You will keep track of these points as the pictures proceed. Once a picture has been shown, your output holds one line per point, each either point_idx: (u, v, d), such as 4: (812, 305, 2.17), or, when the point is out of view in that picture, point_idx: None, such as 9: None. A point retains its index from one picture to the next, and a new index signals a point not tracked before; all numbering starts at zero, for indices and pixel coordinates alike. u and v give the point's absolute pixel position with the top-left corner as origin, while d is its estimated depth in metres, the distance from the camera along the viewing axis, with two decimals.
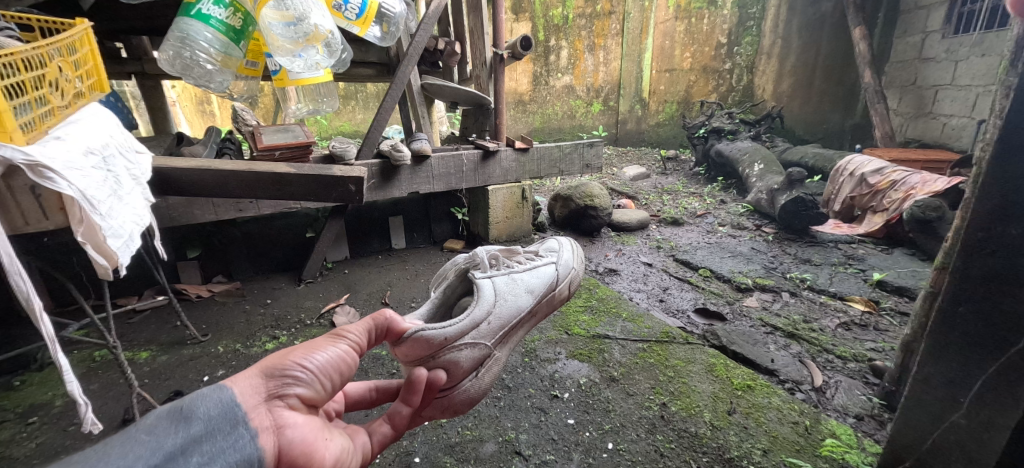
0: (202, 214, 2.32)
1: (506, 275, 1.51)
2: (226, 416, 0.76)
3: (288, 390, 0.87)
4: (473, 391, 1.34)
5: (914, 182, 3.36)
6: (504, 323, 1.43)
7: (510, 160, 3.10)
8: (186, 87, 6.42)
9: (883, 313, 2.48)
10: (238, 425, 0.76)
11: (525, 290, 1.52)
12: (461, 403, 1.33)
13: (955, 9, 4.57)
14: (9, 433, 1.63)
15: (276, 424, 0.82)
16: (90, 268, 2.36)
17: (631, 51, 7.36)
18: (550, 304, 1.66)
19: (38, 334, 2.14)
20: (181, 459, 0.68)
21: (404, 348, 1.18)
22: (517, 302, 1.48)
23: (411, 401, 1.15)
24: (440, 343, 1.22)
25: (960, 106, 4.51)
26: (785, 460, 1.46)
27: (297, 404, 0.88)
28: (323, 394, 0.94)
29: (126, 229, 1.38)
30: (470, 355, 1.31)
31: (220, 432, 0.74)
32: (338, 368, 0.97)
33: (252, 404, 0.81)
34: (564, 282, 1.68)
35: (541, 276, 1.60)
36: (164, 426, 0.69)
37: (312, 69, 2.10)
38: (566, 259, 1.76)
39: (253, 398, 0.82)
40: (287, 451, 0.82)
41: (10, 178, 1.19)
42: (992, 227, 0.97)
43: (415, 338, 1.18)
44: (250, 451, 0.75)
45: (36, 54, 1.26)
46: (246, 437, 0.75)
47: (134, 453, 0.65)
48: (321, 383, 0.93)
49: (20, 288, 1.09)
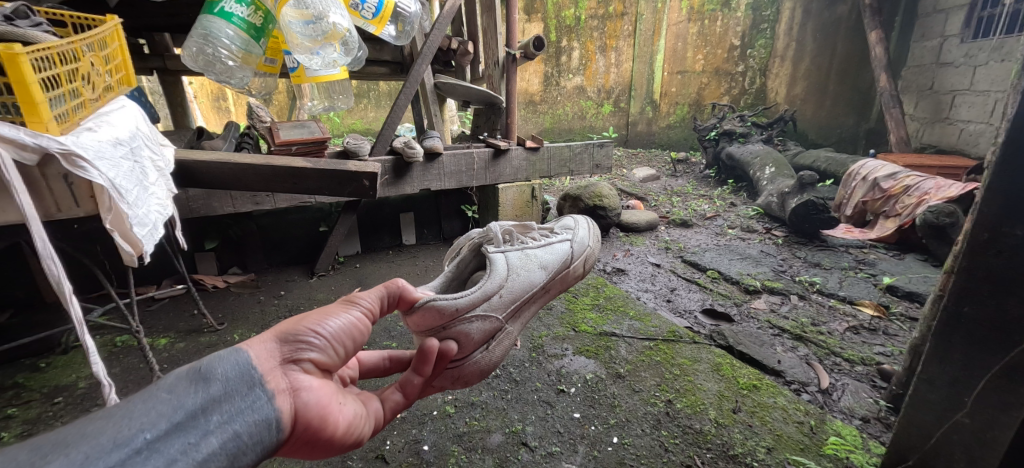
0: (221, 207, 2.38)
1: (519, 250, 1.53)
2: (243, 378, 0.79)
3: (302, 354, 0.91)
4: (484, 363, 1.38)
5: (928, 188, 3.33)
6: (517, 296, 1.46)
7: (520, 159, 3.13)
8: (203, 84, 6.52)
9: (893, 318, 2.47)
10: (255, 387, 0.80)
11: (538, 266, 1.55)
12: (471, 375, 1.36)
13: (974, 13, 4.51)
14: (36, 411, 1.69)
15: (291, 387, 0.86)
16: (113, 256, 2.44)
17: (643, 53, 7.30)
18: (564, 281, 1.69)
19: (62, 318, 2.21)
20: (201, 418, 0.71)
21: (416, 317, 1.22)
22: (530, 276, 1.50)
23: (422, 371, 1.18)
24: (451, 313, 1.25)
25: (978, 111, 4.46)
26: (790, 458, 1.47)
27: (311, 368, 0.92)
28: (336, 359, 0.98)
29: (151, 218, 1.45)
30: (481, 327, 1.34)
31: (237, 393, 0.78)
32: (351, 335, 1.01)
33: (269, 367, 0.85)
34: (578, 259, 1.71)
35: (555, 253, 1.63)
36: (183, 386, 0.73)
37: (328, 66, 2.17)
38: (581, 236, 1.79)
39: (269, 361, 0.86)
40: (302, 413, 0.86)
41: (45, 166, 1.25)
42: (999, 227, 0.99)
43: (426, 308, 1.21)
44: (266, 412, 0.79)
45: (70, 49, 1.32)
46: (263, 399, 0.80)
47: (156, 411, 0.69)
48: (334, 349, 0.97)
49: (52, 271, 1.13)
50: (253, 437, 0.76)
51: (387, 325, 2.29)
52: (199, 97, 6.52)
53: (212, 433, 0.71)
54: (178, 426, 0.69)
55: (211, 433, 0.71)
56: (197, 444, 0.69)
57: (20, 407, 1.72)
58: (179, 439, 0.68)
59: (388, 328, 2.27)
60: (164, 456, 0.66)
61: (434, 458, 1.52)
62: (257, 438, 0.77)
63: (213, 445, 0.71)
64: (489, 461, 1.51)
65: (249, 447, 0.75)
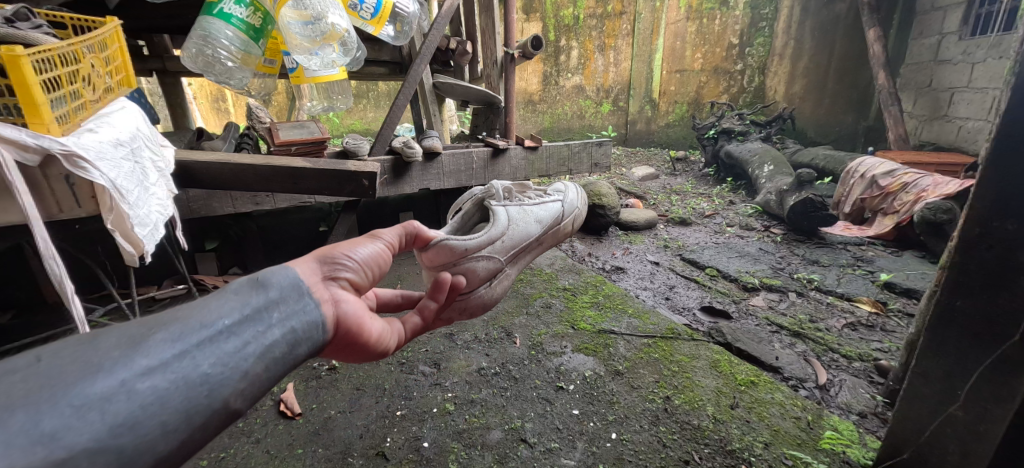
0: (221, 207, 2.40)
1: (519, 205, 1.55)
2: (295, 287, 0.83)
3: (339, 273, 0.93)
4: (487, 298, 1.41)
5: (925, 185, 3.33)
6: (516, 244, 1.48)
7: (519, 158, 3.14)
8: (203, 85, 6.55)
9: (890, 315, 2.48)
10: (305, 295, 0.83)
11: (536, 220, 1.58)
12: (476, 307, 1.39)
13: (973, 10, 4.53)
14: None
15: (333, 298, 0.89)
16: (115, 257, 2.46)
17: (641, 52, 7.31)
18: (556, 237, 1.73)
19: (65, 318, 2.23)
20: (266, 314, 0.76)
21: (431, 253, 1.23)
22: (528, 229, 1.52)
23: (438, 298, 1.20)
24: (463, 252, 1.27)
25: (976, 108, 4.47)
26: (786, 453, 1.49)
27: (347, 286, 0.94)
28: (367, 282, 1.00)
29: (152, 218, 1.46)
30: (487, 266, 1.36)
31: (292, 298, 0.81)
32: (378, 262, 1.02)
33: (312, 281, 0.87)
34: (568, 218, 1.75)
35: (550, 210, 1.66)
36: (246, 289, 0.77)
37: (327, 67, 2.18)
38: (570, 199, 1.82)
39: (312, 277, 0.88)
40: (343, 321, 0.90)
41: (47, 167, 1.26)
42: (988, 222, 1.02)
43: (440, 245, 1.23)
44: (316, 315, 0.83)
45: (70, 51, 1.32)
46: (312, 304, 0.84)
47: (228, 305, 0.73)
48: (365, 273, 0.99)
49: (54, 271, 1.14)
50: (307, 334, 0.81)
51: None
52: (199, 98, 6.56)
53: (275, 326, 0.76)
54: (248, 317, 0.73)
55: (275, 326, 0.76)
56: (264, 332, 0.74)
57: None
58: (251, 327, 0.73)
59: None
60: (241, 338, 0.71)
61: (435, 455, 1.53)
62: (309, 335, 0.81)
63: (277, 335, 0.75)
64: (489, 457, 1.52)
65: (304, 343, 0.80)
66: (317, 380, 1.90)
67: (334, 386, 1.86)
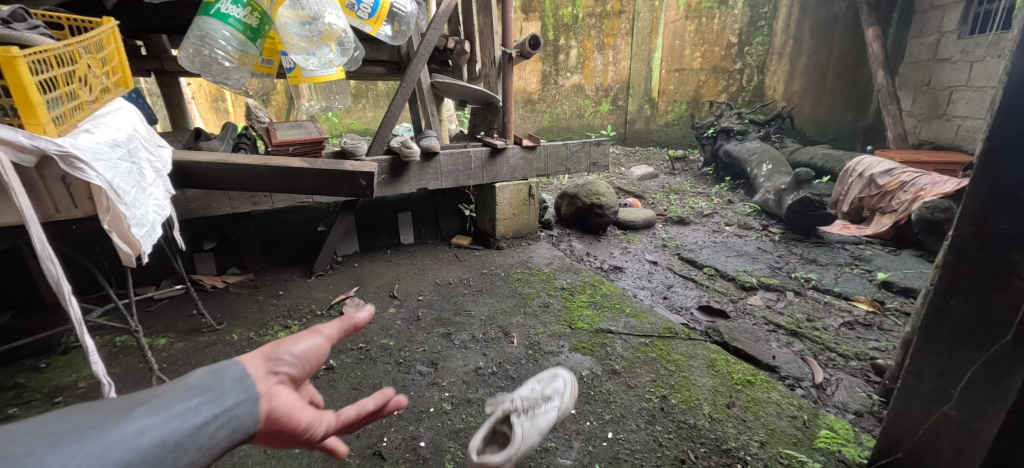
0: (219, 207, 2.40)
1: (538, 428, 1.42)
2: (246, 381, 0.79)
3: (279, 368, 0.85)
4: None
5: (923, 184, 3.33)
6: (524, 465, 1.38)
7: (517, 157, 3.14)
8: (202, 85, 6.54)
9: (887, 314, 2.49)
10: (253, 389, 0.78)
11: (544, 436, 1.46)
12: None
13: (971, 9, 4.53)
14: (37, 411, 1.71)
15: (269, 393, 0.81)
16: (113, 257, 2.47)
17: (641, 51, 7.31)
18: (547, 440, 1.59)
19: (63, 319, 2.23)
20: (208, 409, 0.72)
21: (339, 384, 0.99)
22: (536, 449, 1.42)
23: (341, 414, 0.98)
24: None
25: (974, 107, 4.48)
26: (782, 452, 1.50)
27: (286, 381, 0.85)
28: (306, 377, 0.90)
29: (149, 219, 1.46)
30: None
31: (239, 390, 0.77)
32: (319, 357, 0.92)
33: (258, 374, 0.82)
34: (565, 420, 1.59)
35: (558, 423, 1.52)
36: (202, 380, 0.75)
37: (325, 67, 2.15)
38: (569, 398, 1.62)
39: (259, 371, 0.82)
40: (274, 419, 0.80)
41: (43, 168, 1.26)
42: (982, 221, 1.05)
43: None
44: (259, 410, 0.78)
45: (66, 51, 1.32)
46: (253, 399, 0.77)
47: (175, 393, 0.71)
48: (307, 369, 0.89)
49: (51, 272, 1.15)
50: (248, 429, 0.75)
51: (385, 325, 2.31)
52: (197, 98, 6.56)
53: (216, 417, 0.72)
54: (189, 409, 0.70)
55: (214, 417, 0.72)
56: (203, 423, 0.70)
57: (21, 407, 1.73)
58: (188, 417, 0.69)
59: (386, 326, 2.29)
60: (177, 428, 0.68)
61: (432, 454, 1.54)
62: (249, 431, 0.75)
63: (213, 428, 0.71)
64: None
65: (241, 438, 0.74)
66: (315, 380, 1.90)
67: (331, 386, 1.87)
